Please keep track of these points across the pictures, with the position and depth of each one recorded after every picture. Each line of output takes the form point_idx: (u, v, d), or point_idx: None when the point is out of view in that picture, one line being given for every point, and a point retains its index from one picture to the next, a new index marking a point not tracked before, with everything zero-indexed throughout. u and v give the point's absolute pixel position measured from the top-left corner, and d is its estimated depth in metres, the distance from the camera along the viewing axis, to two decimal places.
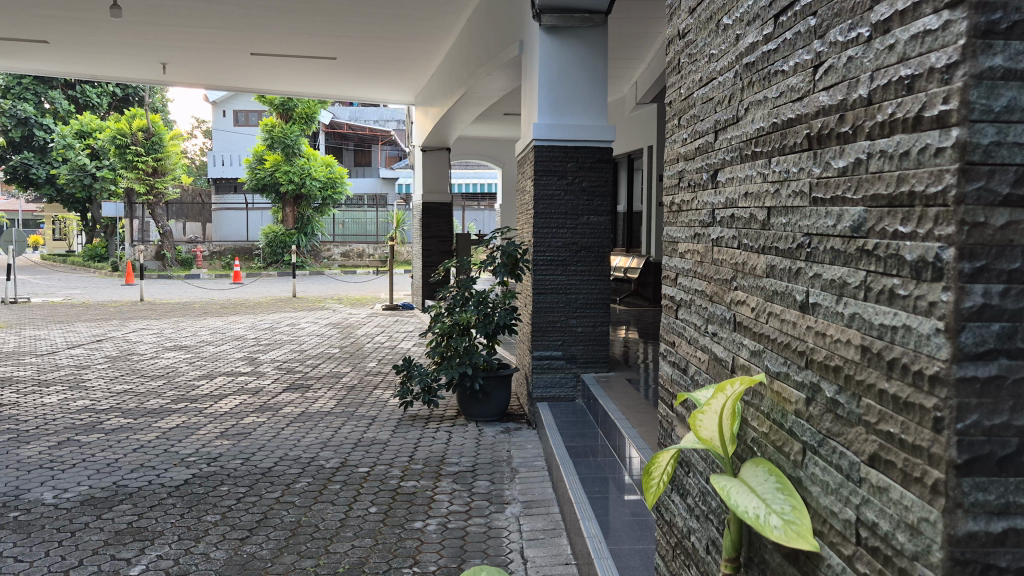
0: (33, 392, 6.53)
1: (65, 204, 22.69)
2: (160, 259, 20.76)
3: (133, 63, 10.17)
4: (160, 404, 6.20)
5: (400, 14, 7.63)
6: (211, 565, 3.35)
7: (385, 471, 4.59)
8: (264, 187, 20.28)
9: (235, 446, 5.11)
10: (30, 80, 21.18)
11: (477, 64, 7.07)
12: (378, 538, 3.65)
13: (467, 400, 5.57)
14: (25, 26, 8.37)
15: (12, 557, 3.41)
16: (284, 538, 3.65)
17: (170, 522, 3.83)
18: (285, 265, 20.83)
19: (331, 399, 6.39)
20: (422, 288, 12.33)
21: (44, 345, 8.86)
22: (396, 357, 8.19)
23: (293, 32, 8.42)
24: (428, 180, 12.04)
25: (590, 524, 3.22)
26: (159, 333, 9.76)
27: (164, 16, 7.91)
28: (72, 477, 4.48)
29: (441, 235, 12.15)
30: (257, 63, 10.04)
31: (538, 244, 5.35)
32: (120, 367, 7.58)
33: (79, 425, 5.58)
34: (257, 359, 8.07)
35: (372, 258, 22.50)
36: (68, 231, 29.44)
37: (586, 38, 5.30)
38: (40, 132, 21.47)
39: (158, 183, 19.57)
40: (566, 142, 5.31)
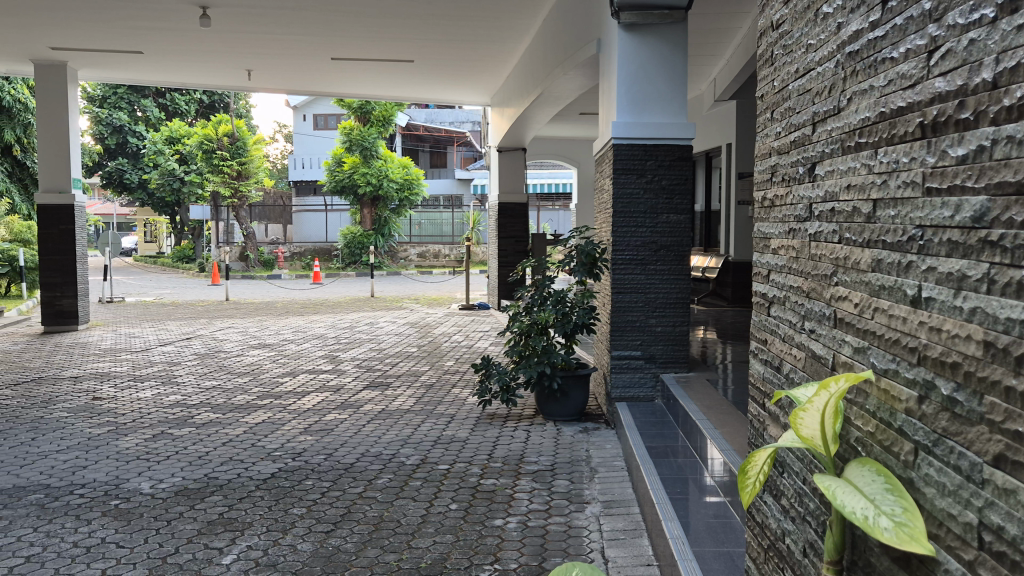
0: (129, 387, 6.82)
1: (155, 208, 23.61)
2: (243, 261, 21.44)
3: (218, 70, 10.50)
4: (246, 400, 6.39)
5: (477, 16, 7.68)
6: (298, 556, 3.44)
7: (465, 469, 4.63)
8: (343, 189, 20.73)
9: (318, 442, 5.22)
10: (124, 89, 22.47)
11: (554, 64, 7.06)
12: (459, 535, 3.68)
13: (545, 399, 5.57)
14: (119, 38, 8.73)
15: (113, 544, 3.56)
16: (367, 532, 3.71)
17: (259, 514, 3.94)
18: (363, 266, 21.21)
19: (411, 397, 6.47)
20: (498, 288, 12.39)
21: (138, 342, 9.23)
22: (473, 357, 8.24)
23: (372, 36, 8.54)
24: (504, 180, 12.11)
25: (672, 525, 3.18)
26: (244, 332, 10.05)
27: (250, 25, 8.15)
28: (166, 469, 4.65)
29: (518, 236, 12.18)
30: (337, 67, 10.22)
31: (616, 244, 5.32)
32: (208, 364, 7.84)
33: (172, 419, 5.80)
34: (339, 357, 8.24)
35: (448, 259, 22.71)
36: (157, 234, 30.69)
37: (665, 35, 5.25)
38: (133, 139, 22.50)
39: (241, 186, 20.21)
40: (645, 141, 5.27)
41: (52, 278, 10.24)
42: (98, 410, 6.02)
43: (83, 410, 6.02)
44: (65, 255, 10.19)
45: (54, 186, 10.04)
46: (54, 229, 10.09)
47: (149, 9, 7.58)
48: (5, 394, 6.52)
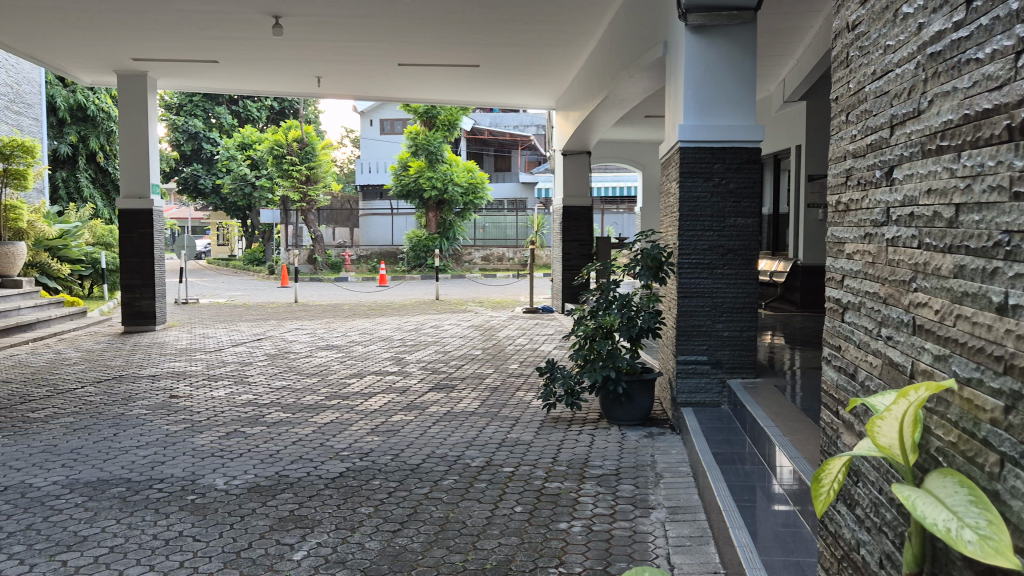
0: (204, 386, 7.05)
1: (228, 212, 24.32)
2: (312, 263, 21.87)
3: (290, 77, 10.77)
4: (314, 400, 6.53)
5: (542, 21, 7.70)
6: (366, 554, 3.50)
7: (529, 472, 4.65)
8: (408, 193, 21.01)
9: (384, 442, 5.31)
10: (199, 97, 23.27)
11: (620, 67, 7.05)
12: (523, 537, 3.70)
13: (609, 403, 5.55)
14: (198, 48, 9.01)
15: (190, 537, 3.68)
16: (433, 532, 3.76)
17: (328, 512, 4.03)
18: (428, 269, 21.41)
19: (475, 400, 6.53)
20: (563, 292, 12.37)
21: (212, 343, 9.53)
22: (537, 360, 8.27)
23: (439, 42, 8.64)
24: (568, 184, 12.13)
25: (739, 533, 3.14)
26: (313, 333, 10.27)
27: (321, 33, 8.33)
28: (239, 466, 4.79)
29: (582, 239, 12.15)
30: (404, 72, 10.35)
31: (682, 247, 5.27)
32: (278, 365, 8.04)
33: (244, 417, 5.96)
34: (405, 359, 8.36)
35: (511, 262, 22.85)
36: (229, 237, 31.63)
37: (733, 37, 5.19)
38: (208, 145, 23.25)
39: (310, 191, 20.64)
40: (712, 143, 5.21)
41: (132, 280, 10.64)
42: (174, 407, 6.23)
43: (161, 407, 6.24)
44: (144, 258, 10.57)
45: (135, 192, 10.44)
46: (135, 233, 10.49)
47: (225, 19, 7.80)
48: (89, 391, 6.81)
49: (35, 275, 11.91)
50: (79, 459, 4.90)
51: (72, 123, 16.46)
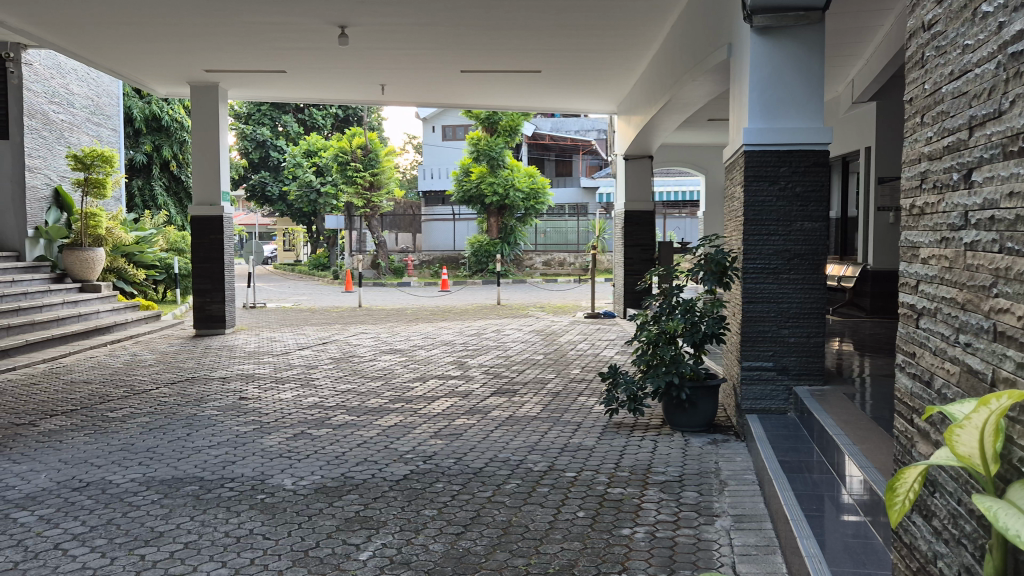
0: (272, 388, 7.21)
1: (294, 219, 24.86)
2: (375, 269, 22.18)
3: (356, 85, 10.97)
4: (378, 403, 6.63)
5: (604, 26, 7.70)
6: (430, 556, 3.54)
7: (592, 477, 4.64)
8: (470, 199, 21.22)
9: (447, 446, 5.36)
10: (267, 107, 23.97)
11: (683, 70, 6.99)
12: (586, 542, 3.69)
13: (672, 409, 5.50)
14: (267, 58, 9.24)
15: (261, 535, 3.78)
16: (496, 536, 3.78)
17: (393, 514, 4.09)
18: (490, 274, 21.42)
19: (537, 405, 6.54)
20: (625, 297, 12.31)
21: (279, 346, 9.75)
22: (598, 365, 8.24)
23: (501, 49, 8.70)
24: (630, 188, 12.07)
25: (807, 543, 3.08)
26: (377, 337, 10.43)
27: (384, 42, 8.46)
28: (307, 467, 4.90)
29: (644, 243, 12.07)
30: (466, 79, 10.45)
31: (747, 252, 5.20)
32: (343, 368, 8.19)
33: (311, 419, 6.08)
34: (467, 363, 8.42)
35: (573, 267, 22.76)
36: (294, 243, 32.36)
37: (800, 37, 5.11)
38: (275, 153, 23.88)
39: (373, 197, 20.95)
40: (777, 146, 5.14)
41: (203, 285, 10.95)
42: (244, 409, 6.40)
43: (231, 409, 6.41)
44: (214, 263, 10.87)
45: (207, 199, 10.77)
46: (206, 239, 10.82)
47: (293, 30, 8.00)
48: (163, 392, 7.04)
49: (113, 280, 12.35)
50: (155, 457, 5.08)
51: (147, 133, 17.06)
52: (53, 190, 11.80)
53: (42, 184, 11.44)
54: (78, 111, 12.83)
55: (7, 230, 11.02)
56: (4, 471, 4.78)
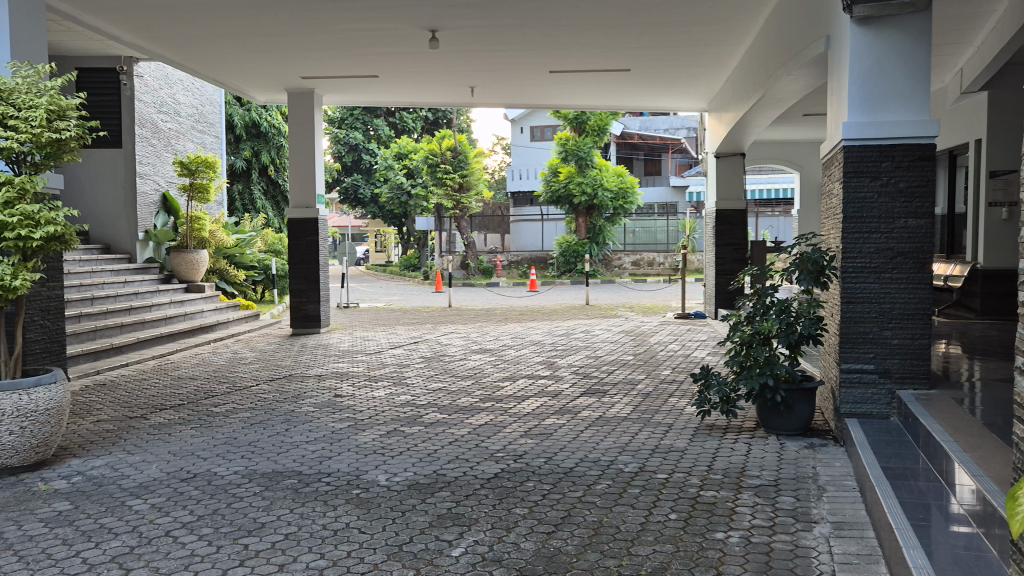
0: (366, 386, 7.39)
1: (385, 220, 25.38)
2: (464, 269, 22.42)
3: (446, 88, 11.11)
4: (469, 402, 6.70)
5: (696, 22, 7.57)
6: (522, 554, 3.56)
7: (684, 479, 4.57)
8: (558, 199, 21.27)
9: (537, 445, 5.38)
10: (359, 111, 24.60)
11: (778, 64, 6.81)
12: (678, 545, 3.64)
13: (766, 412, 5.36)
14: (360, 64, 9.46)
15: (356, 529, 3.87)
16: (587, 536, 3.77)
17: (484, 511, 4.13)
18: (578, 275, 21.33)
19: (627, 405, 6.48)
20: (716, 297, 12.08)
21: (372, 345, 9.98)
22: (690, 366, 8.11)
23: (590, 48, 8.68)
24: (722, 187, 11.85)
25: (915, 554, 2.96)
26: (467, 337, 10.56)
27: (474, 44, 8.54)
28: (399, 463, 5.00)
29: (736, 243, 11.83)
30: (554, 80, 10.48)
31: (846, 250, 5.03)
32: (434, 367, 8.32)
33: (403, 417, 6.20)
34: (556, 363, 8.43)
35: (662, 267, 22.51)
36: (386, 244, 33.01)
37: (905, 27, 4.92)
38: (367, 156, 24.45)
39: (463, 199, 21.19)
40: (879, 141, 4.95)
41: (299, 285, 11.28)
42: (339, 406, 6.57)
43: (326, 406, 6.59)
44: (310, 264, 11.20)
45: (303, 202, 11.12)
46: (302, 241, 11.16)
47: (385, 35, 8.15)
48: (263, 389, 7.30)
49: (216, 281, 12.88)
50: (256, 451, 5.27)
51: (247, 140, 17.72)
52: (161, 195, 12.38)
53: (150, 190, 12.03)
54: (184, 119, 13.44)
55: (120, 234, 11.63)
56: (119, 460, 5.05)
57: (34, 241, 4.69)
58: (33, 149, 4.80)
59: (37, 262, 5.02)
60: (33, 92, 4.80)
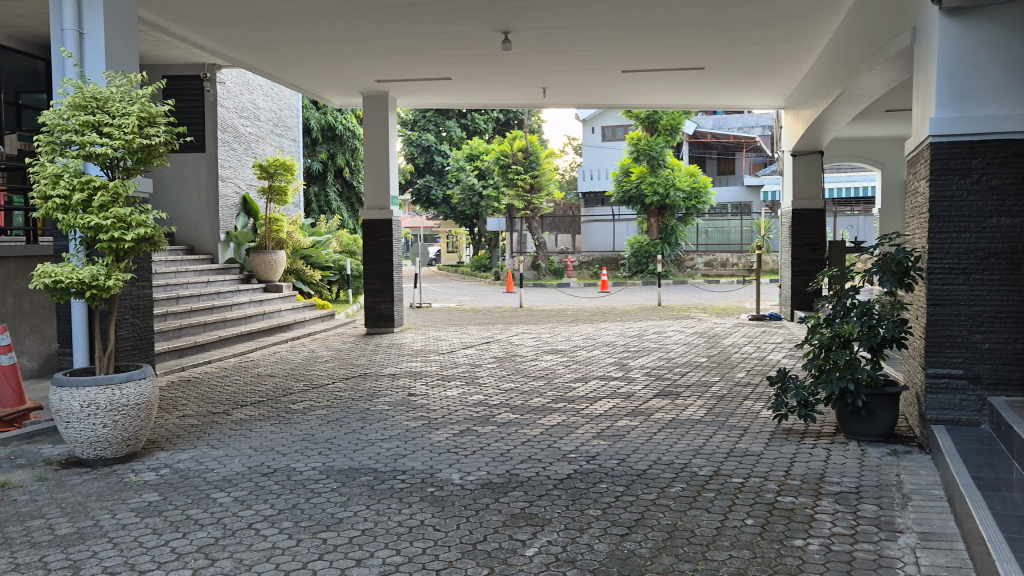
0: (439, 385, 7.48)
1: (457, 221, 25.64)
2: (535, 270, 22.46)
3: (517, 89, 11.16)
4: (542, 402, 6.72)
5: (773, 17, 7.42)
6: (595, 556, 3.55)
7: (761, 484, 4.49)
8: (630, 199, 21.14)
9: (610, 446, 5.36)
10: (432, 113, 24.94)
11: (860, 59, 6.64)
12: (756, 551, 3.57)
13: (847, 417, 5.21)
14: (434, 66, 9.57)
15: (431, 526, 3.92)
16: (662, 539, 3.74)
17: (558, 512, 4.13)
18: (650, 275, 21.14)
19: (701, 408, 6.39)
20: (792, 299, 11.82)
21: (444, 344, 10.09)
22: (766, 369, 7.95)
23: (662, 47, 8.59)
24: (798, 186, 11.59)
25: (1008, 567, 2.85)
26: (538, 337, 10.58)
27: (546, 45, 8.55)
28: (472, 462, 5.04)
29: (813, 243, 11.56)
30: (627, 79, 10.41)
31: (933, 250, 4.87)
32: (506, 367, 8.36)
33: (476, 416, 6.25)
34: (628, 364, 8.39)
35: (736, 267, 22.05)
36: (458, 244, 33.33)
37: (997, 18, 4.73)
38: (439, 158, 24.75)
39: (534, 199, 21.22)
40: (970, 137, 4.77)
41: (374, 286, 11.47)
42: (413, 404, 6.67)
43: (401, 404, 6.69)
44: (384, 264, 11.38)
45: (378, 203, 11.31)
46: (377, 241, 11.35)
47: (458, 38, 8.23)
48: (339, 387, 7.46)
49: (293, 281, 13.21)
50: (333, 448, 5.39)
51: (323, 142, 18.15)
52: (241, 198, 12.76)
53: (232, 192, 12.42)
54: (264, 123, 13.84)
55: (203, 235, 12.02)
56: (203, 454, 5.23)
57: (126, 242, 4.91)
58: (125, 156, 5.00)
59: (129, 262, 5.24)
60: (126, 100, 4.99)
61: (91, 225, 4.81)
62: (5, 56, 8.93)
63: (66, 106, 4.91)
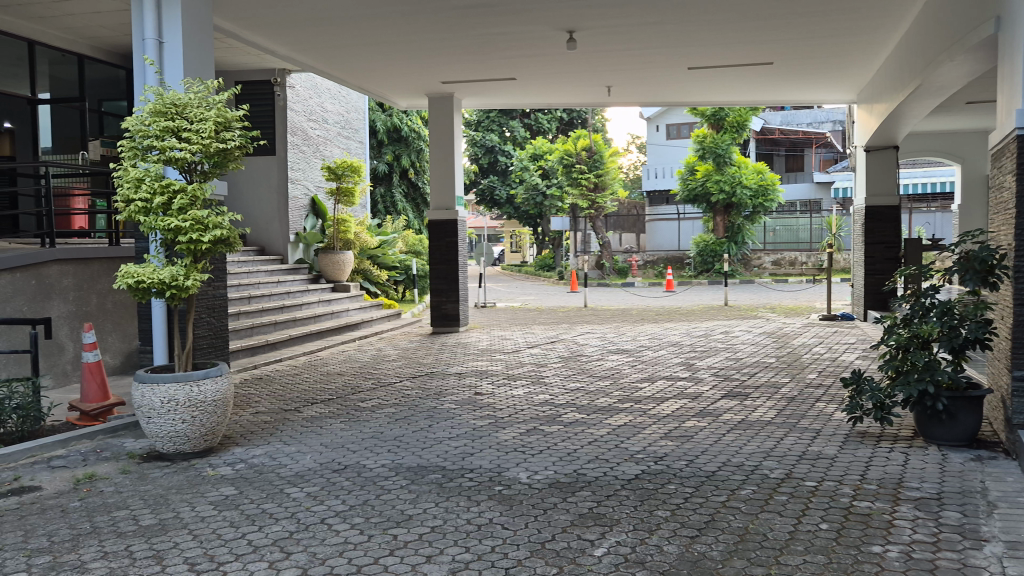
0: (505, 385, 7.50)
1: (520, 221, 25.71)
2: (600, 269, 22.34)
3: (582, 88, 11.13)
4: (608, 402, 6.68)
5: (846, 10, 7.24)
6: (665, 557, 3.52)
7: (835, 488, 4.38)
8: (695, 197, 20.87)
9: (678, 447, 5.30)
10: (495, 113, 25.10)
11: (939, 50, 6.43)
12: (831, 556, 3.49)
13: (927, 420, 5.04)
14: (499, 67, 9.61)
15: (500, 525, 3.94)
16: (732, 542, 3.68)
17: (626, 512, 4.11)
18: (716, 275, 20.81)
19: (771, 409, 6.27)
20: (865, 299, 11.49)
21: (510, 344, 10.12)
22: (839, 370, 7.76)
23: (730, 42, 8.47)
24: (872, 182, 11.27)
25: None
26: (603, 337, 10.52)
27: (612, 43, 8.51)
28: (540, 462, 5.04)
29: (888, 241, 11.25)
30: (693, 76, 10.28)
31: (1018, 248, 4.69)
32: (572, 367, 8.33)
33: (543, 416, 6.25)
34: (695, 365, 8.28)
35: (805, 266, 21.61)
36: (522, 244, 33.42)
37: None
38: (503, 158, 24.90)
39: (598, 198, 21.11)
40: None
41: (439, 285, 11.58)
42: (480, 403, 6.71)
43: (467, 403, 6.74)
44: (449, 264, 11.46)
45: (443, 203, 11.41)
46: (442, 241, 11.45)
47: (523, 38, 8.24)
48: (407, 385, 7.54)
49: (360, 281, 13.42)
50: (402, 445, 5.46)
51: (388, 144, 18.48)
52: (309, 200, 13.03)
53: (301, 194, 12.68)
54: (332, 126, 14.11)
55: (273, 236, 12.27)
56: (276, 450, 5.35)
57: (203, 244, 5.05)
58: (203, 160, 5.15)
59: (206, 263, 5.40)
60: (203, 105, 5.14)
61: (171, 227, 4.97)
62: (89, 66, 9.31)
63: (146, 113, 5.08)
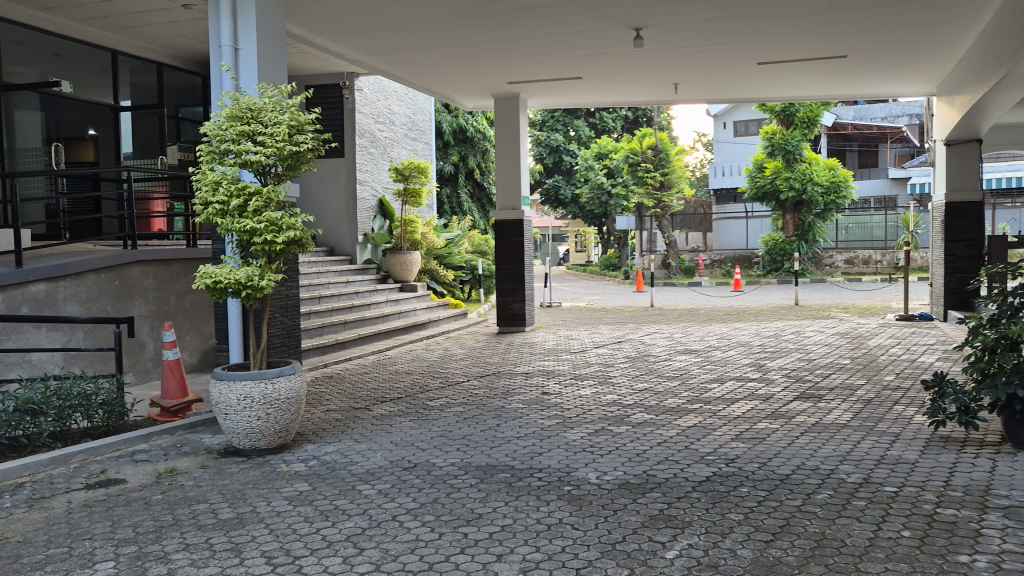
0: (572, 384, 7.47)
1: (585, 220, 25.65)
2: (666, 268, 22.05)
3: (649, 86, 11.02)
4: (677, 403, 6.61)
5: None
6: (739, 561, 3.45)
7: (916, 494, 4.24)
8: (764, 195, 20.45)
9: (750, 449, 5.20)
10: (560, 113, 25.11)
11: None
12: (914, 565, 3.38)
13: (1015, 425, 4.83)
14: (565, 66, 9.59)
15: (569, 524, 3.93)
16: (809, 547, 3.59)
17: (697, 515, 4.05)
18: (786, 274, 20.35)
19: (847, 412, 6.10)
20: (945, 298, 11.09)
21: (576, 343, 10.09)
22: (918, 372, 7.51)
23: (802, 36, 8.28)
24: (952, 178, 10.88)
25: None
26: (671, 337, 10.42)
27: (680, 39, 8.41)
28: (609, 462, 5.01)
29: (970, 238, 10.87)
30: (763, 71, 10.08)
31: None
32: (639, 367, 8.25)
33: (611, 416, 6.21)
34: (765, 365, 8.12)
35: (879, 265, 21.15)
36: (587, 243, 33.35)
37: None
38: (568, 157, 24.88)
39: (664, 197, 20.87)
40: None
41: (505, 285, 11.61)
42: (547, 403, 6.70)
43: (535, 403, 6.73)
44: (515, 264, 11.48)
45: (509, 204, 11.44)
46: (508, 241, 11.48)
47: (590, 37, 8.20)
48: (474, 385, 7.58)
49: (427, 280, 13.56)
50: (470, 444, 5.49)
51: (455, 145, 18.60)
52: (377, 201, 13.21)
53: (369, 195, 12.88)
54: (399, 128, 14.29)
55: (342, 237, 12.50)
56: (348, 448, 5.44)
57: (277, 245, 5.16)
58: (277, 162, 5.26)
59: (281, 264, 5.51)
60: (278, 109, 5.26)
61: (247, 229, 5.10)
62: (167, 73, 9.61)
63: (224, 117, 5.22)
